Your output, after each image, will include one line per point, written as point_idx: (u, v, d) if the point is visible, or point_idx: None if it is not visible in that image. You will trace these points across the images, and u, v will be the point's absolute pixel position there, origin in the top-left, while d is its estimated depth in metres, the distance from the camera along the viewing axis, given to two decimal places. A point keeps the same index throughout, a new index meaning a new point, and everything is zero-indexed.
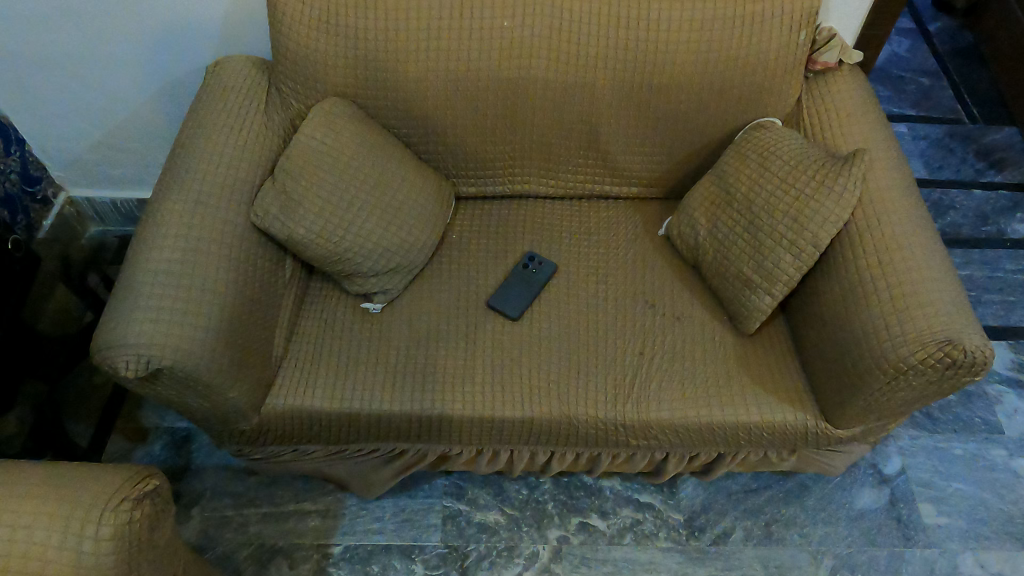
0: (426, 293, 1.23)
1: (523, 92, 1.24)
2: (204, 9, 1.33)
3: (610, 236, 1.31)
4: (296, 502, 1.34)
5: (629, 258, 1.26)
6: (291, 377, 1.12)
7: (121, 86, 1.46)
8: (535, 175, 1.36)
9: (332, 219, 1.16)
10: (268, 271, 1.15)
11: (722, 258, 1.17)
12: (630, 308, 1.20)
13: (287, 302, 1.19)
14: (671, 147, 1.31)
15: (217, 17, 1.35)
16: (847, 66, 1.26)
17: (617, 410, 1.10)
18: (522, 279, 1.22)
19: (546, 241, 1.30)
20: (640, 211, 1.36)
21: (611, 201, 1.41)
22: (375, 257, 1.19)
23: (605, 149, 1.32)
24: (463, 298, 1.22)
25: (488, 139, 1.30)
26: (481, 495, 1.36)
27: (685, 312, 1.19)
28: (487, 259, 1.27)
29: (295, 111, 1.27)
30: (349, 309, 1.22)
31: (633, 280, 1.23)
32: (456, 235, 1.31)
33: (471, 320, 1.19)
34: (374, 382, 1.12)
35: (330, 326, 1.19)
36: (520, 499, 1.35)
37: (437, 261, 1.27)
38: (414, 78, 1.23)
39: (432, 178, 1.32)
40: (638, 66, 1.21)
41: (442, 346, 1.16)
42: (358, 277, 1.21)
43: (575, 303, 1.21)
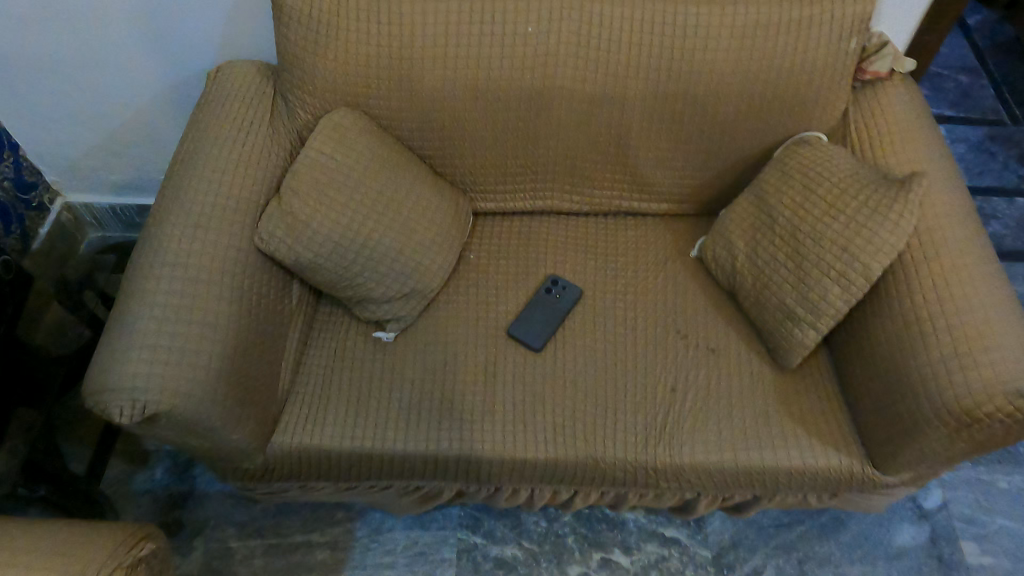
0: (442, 320, 1.15)
1: (546, 102, 1.16)
2: (206, 9, 1.25)
3: (639, 257, 1.22)
4: (303, 534, 1.28)
5: (659, 283, 1.18)
6: (299, 412, 1.06)
7: (117, 87, 1.37)
8: (559, 191, 1.27)
9: (342, 242, 1.09)
10: (272, 298, 1.07)
11: (763, 287, 1.08)
12: (661, 339, 1.11)
13: (293, 331, 1.11)
14: (705, 161, 1.22)
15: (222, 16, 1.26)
16: (898, 75, 1.17)
17: (647, 452, 1.02)
18: (544, 306, 1.14)
19: (570, 263, 1.21)
20: (671, 230, 1.27)
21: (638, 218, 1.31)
22: (386, 282, 1.12)
23: (634, 163, 1.23)
24: (480, 326, 1.14)
25: (508, 152, 1.22)
26: (497, 528, 1.29)
27: (721, 344, 1.11)
28: (507, 282, 1.19)
29: (303, 122, 1.18)
30: (359, 337, 1.13)
31: (664, 307, 1.15)
32: (474, 255, 1.23)
33: (490, 350, 1.11)
34: (386, 418, 1.05)
35: (339, 356, 1.11)
36: (537, 533, 1.28)
37: (453, 284, 1.19)
38: (430, 87, 1.14)
39: (448, 194, 1.23)
40: (672, 76, 1.12)
41: (459, 380, 1.08)
42: (369, 303, 1.13)
43: (601, 332, 1.13)
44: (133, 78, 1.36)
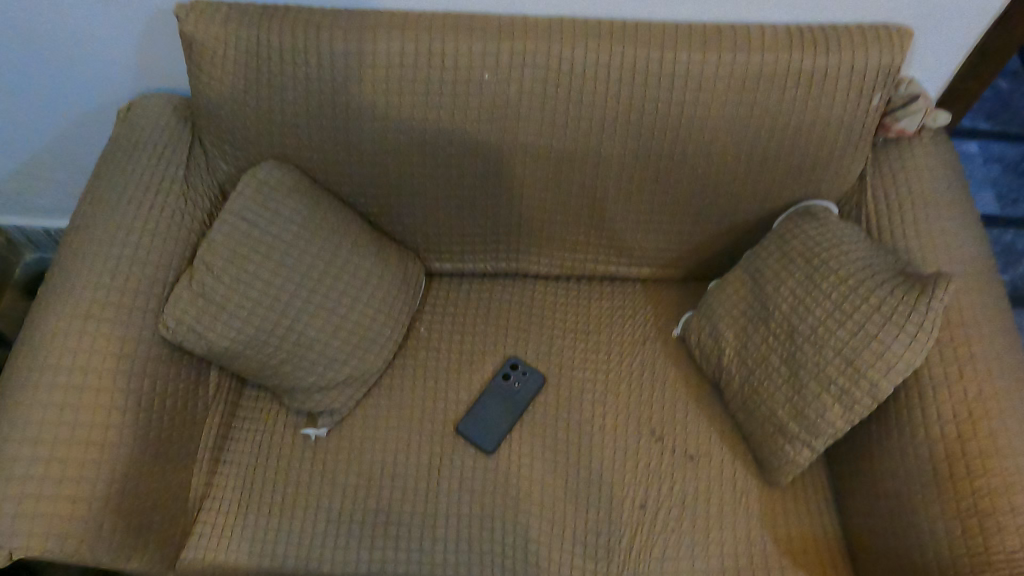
0: (384, 410, 1.00)
1: (507, 158, 0.98)
2: (107, 53, 1.03)
3: (613, 334, 1.07)
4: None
5: (634, 369, 1.03)
6: (214, 522, 0.93)
7: (16, 127, 1.17)
8: (525, 252, 1.10)
9: (265, 328, 0.94)
10: (181, 392, 0.93)
11: (752, 390, 0.93)
12: (632, 442, 0.97)
13: (210, 425, 0.97)
14: (693, 225, 1.05)
15: (120, 43, 1.01)
16: (928, 132, 0.98)
17: None
18: (500, 398, 1.00)
19: (533, 340, 1.06)
20: (652, 300, 1.11)
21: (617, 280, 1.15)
22: (318, 370, 0.97)
23: (611, 225, 1.06)
24: (427, 419, 1.00)
25: (465, 211, 1.05)
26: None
27: (700, 450, 0.96)
28: (461, 364, 1.04)
29: (223, 174, 1.03)
30: (288, 428, 1.00)
31: (638, 401, 1.00)
32: (425, 328, 1.07)
33: (436, 451, 0.97)
34: (312, 533, 0.93)
35: (265, 454, 0.98)
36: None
37: (399, 364, 1.04)
38: (370, 139, 0.96)
39: (396, 256, 1.07)
40: (656, 133, 0.94)
41: (399, 487, 0.95)
42: (298, 392, 0.98)
43: (564, 431, 0.98)
44: (27, 109, 1.14)
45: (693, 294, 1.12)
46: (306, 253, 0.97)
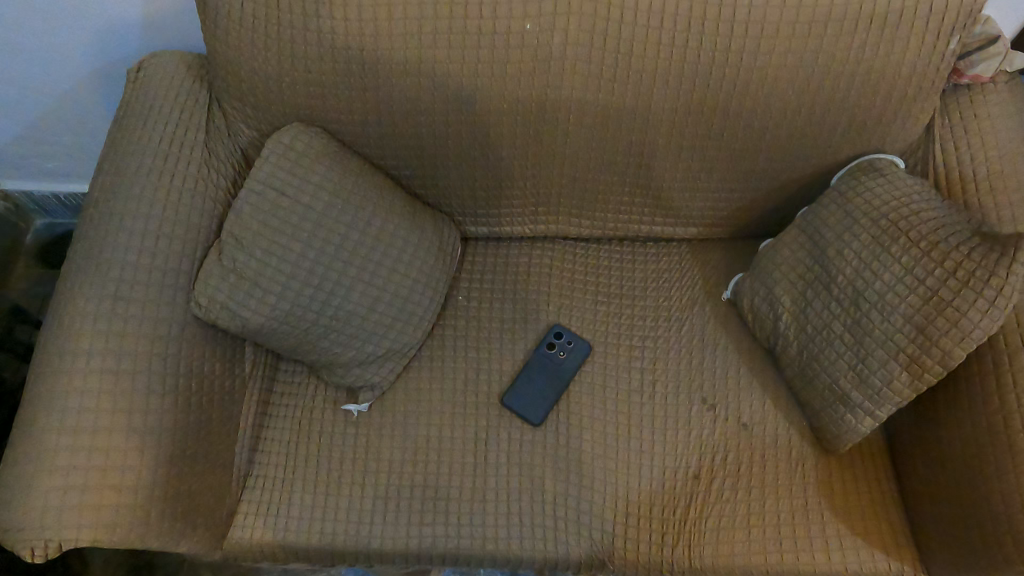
0: (425, 383, 0.97)
1: (549, 115, 0.91)
2: (111, 8, 0.95)
3: (658, 299, 1.02)
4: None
5: (683, 336, 0.99)
6: (258, 501, 0.91)
7: (16, 96, 1.09)
8: (564, 214, 1.05)
9: (302, 303, 0.89)
10: (218, 372, 0.89)
11: (811, 357, 0.89)
12: (685, 412, 0.94)
13: (248, 404, 0.94)
14: (746, 182, 0.99)
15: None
16: (1004, 78, 0.91)
17: (664, 555, 0.88)
18: (546, 369, 0.96)
19: (576, 307, 1.02)
20: (698, 261, 1.06)
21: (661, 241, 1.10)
22: (357, 344, 0.94)
23: (659, 183, 1.00)
24: (471, 392, 0.96)
25: (503, 173, 0.99)
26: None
27: (755, 418, 0.93)
28: (503, 334, 1.00)
29: (246, 139, 0.97)
30: (328, 404, 0.97)
31: (688, 369, 0.97)
32: (464, 296, 1.03)
33: (481, 425, 0.95)
34: (360, 510, 0.91)
35: (305, 431, 0.95)
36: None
37: (438, 334, 1.00)
38: (401, 99, 0.90)
39: (431, 221, 1.01)
40: (711, 85, 0.87)
41: (446, 462, 0.93)
42: (337, 367, 0.95)
43: (613, 401, 0.95)
44: (31, 77, 1.06)
45: (741, 254, 1.08)
46: (340, 223, 0.92)
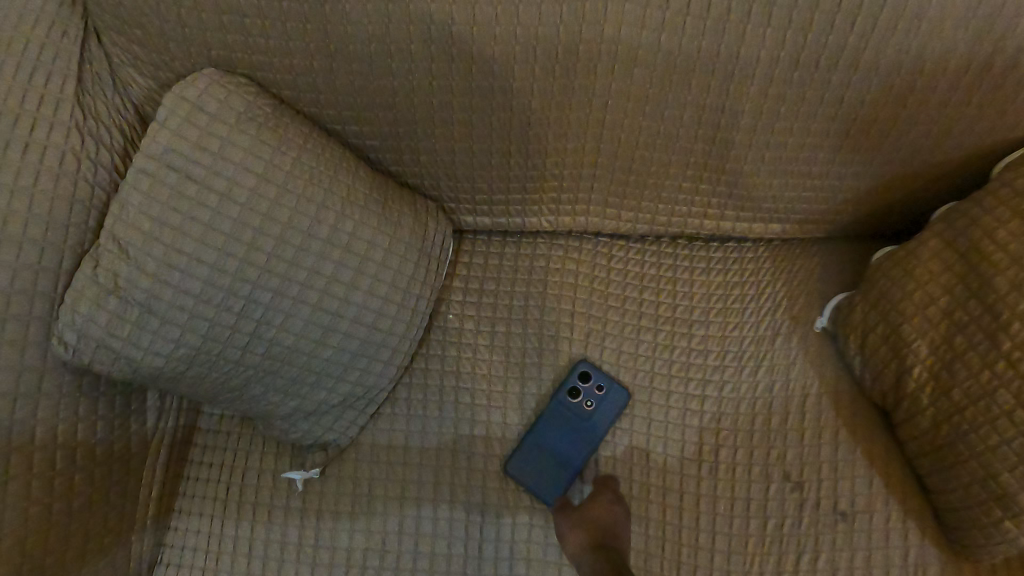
0: (401, 436, 0.71)
1: (584, 62, 0.61)
2: None
3: (727, 326, 0.73)
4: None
5: (760, 381, 0.71)
6: None
7: None
8: (596, 202, 0.74)
9: (218, 336, 0.62)
10: (107, 430, 0.63)
11: (956, 437, 0.60)
12: (758, 491, 0.68)
13: (148, 472, 0.67)
14: (867, 166, 0.67)
15: None
16: None
17: None
18: (567, 425, 0.70)
19: (611, 334, 0.73)
20: (789, 273, 0.75)
21: (739, 245, 0.77)
22: (303, 390, 0.67)
23: (737, 164, 0.69)
24: (464, 453, 0.70)
25: (512, 145, 0.68)
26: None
27: (857, 505, 0.67)
28: (510, 370, 0.73)
29: (140, 92, 0.67)
30: (264, 465, 0.70)
31: (763, 429, 0.70)
32: (456, 315, 0.75)
33: (476, 500, 0.69)
34: None
35: (234, 505, 0.69)
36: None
37: (420, 368, 0.73)
38: (359, 35, 0.59)
39: (410, 213, 0.71)
40: (838, 20, 0.56)
41: (428, 549, 0.68)
42: (275, 418, 0.68)
43: (661, 472, 0.69)
44: None
45: (850, 263, 0.76)
46: (270, 219, 0.62)
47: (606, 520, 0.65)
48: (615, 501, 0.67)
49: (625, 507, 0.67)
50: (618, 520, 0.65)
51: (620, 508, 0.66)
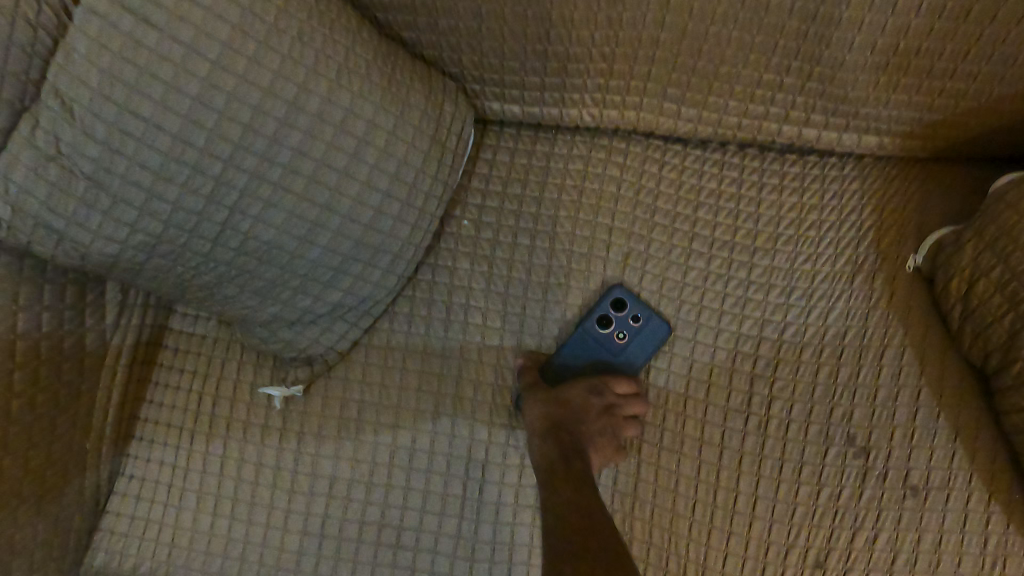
0: (398, 356, 0.61)
1: None
2: None
3: (798, 257, 0.60)
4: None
5: (831, 326, 0.59)
6: (131, 517, 0.60)
7: None
8: (654, 95, 0.60)
9: (183, 224, 0.52)
10: (56, 325, 0.54)
11: None
12: (813, 455, 0.57)
13: (108, 374, 0.58)
14: (1010, 61, 0.52)
15: None
16: None
17: None
18: (592, 355, 0.61)
19: (656, 256, 0.61)
20: (885, 198, 0.61)
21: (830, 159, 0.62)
22: (286, 295, 0.57)
23: (845, 54, 0.53)
24: (471, 380, 0.60)
25: (557, 10, 0.54)
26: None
27: (933, 481, 0.56)
28: (531, 290, 0.61)
29: None
30: (242, 377, 0.61)
31: (828, 382, 0.58)
32: (473, 220, 0.63)
33: (480, 437, 0.60)
34: (287, 547, 0.59)
35: (206, 417, 0.60)
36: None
37: (425, 280, 0.62)
38: None
39: (427, 90, 0.58)
40: None
41: (421, 486, 0.60)
42: (253, 325, 0.59)
43: (700, 423, 0.59)
44: None
45: (960, 191, 0.61)
46: (246, 83, 0.50)
47: (576, 408, 0.55)
48: (596, 393, 0.57)
49: (606, 403, 0.56)
50: (590, 413, 0.56)
51: (600, 403, 0.56)
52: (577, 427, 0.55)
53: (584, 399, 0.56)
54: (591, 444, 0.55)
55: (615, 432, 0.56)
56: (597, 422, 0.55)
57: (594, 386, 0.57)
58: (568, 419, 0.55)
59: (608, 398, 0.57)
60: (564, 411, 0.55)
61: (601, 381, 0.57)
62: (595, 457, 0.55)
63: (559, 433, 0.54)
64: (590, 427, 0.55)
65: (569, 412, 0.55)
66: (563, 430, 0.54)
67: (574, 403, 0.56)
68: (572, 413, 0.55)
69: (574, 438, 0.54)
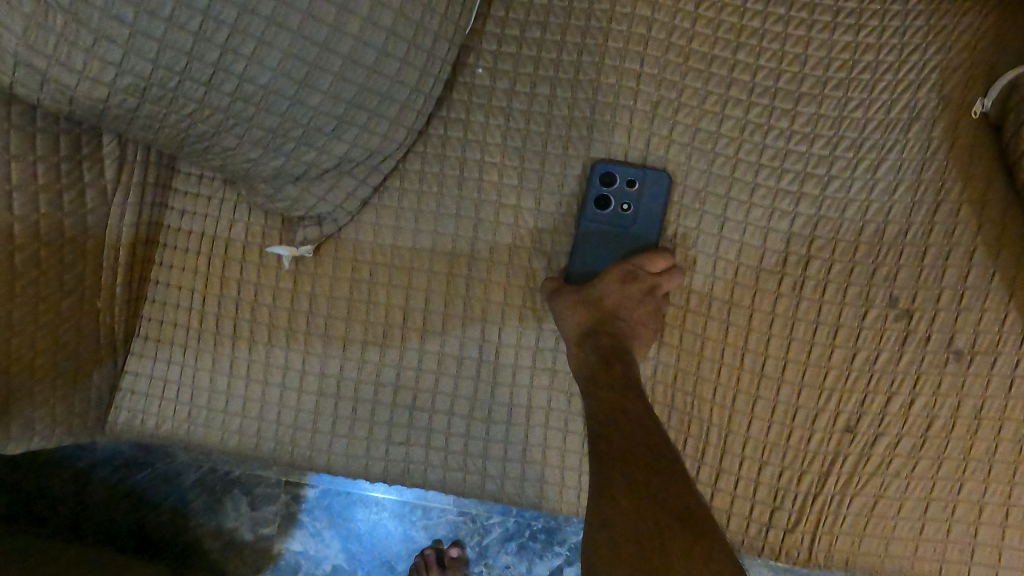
0: (410, 216, 0.58)
1: None
2: None
3: (850, 104, 0.54)
4: (193, 492, 0.82)
5: (881, 179, 0.53)
6: (149, 378, 0.60)
7: None
8: None
9: (171, 65, 0.47)
10: (53, 179, 0.51)
11: None
12: (851, 318, 0.54)
13: (111, 233, 0.56)
14: None
15: None
16: None
17: (769, 525, 0.55)
18: (609, 238, 0.57)
19: (688, 106, 0.55)
20: (954, 35, 0.53)
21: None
22: (290, 148, 0.53)
23: None
24: (486, 241, 0.57)
25: None
26: (496, 520, 0.80)
27: (980, 344, 0.52)
28: (550, 145, 0.57)
29: None
30: (250, 237, 0.59)
31: (872, 241, 0.53)
32: (487, 68, 0.57)
33: (496, 300, 0.57)
34: (304, 406, 0.59)
35: (217, 277, 0.59)
36: (551, 536, 0.79)
37: (437, 135, 0.58)
38: None
39: None
40: None
41: (436, 349, 0.58)
42: (256, 181, 0.56)
43: (730, 285, 0.55)
44: None
45: None
46: None
47: (613, 304, 0.52)
48: (632, 278, 0.53)
49: (645, 286, 0.53)
50: (630, 303, 0.53)
51: (638, 289, 0.53)
52: (617, 324, 0.52)
53: (622, 290, 0.53)
54: (635, 333, 0.53)
55: (655, 314, 0.54)
56: (638, 308, 0.53)
57: (627, 271, 0.53)
58: (607, 317, 0.52)
59: (646, 279, 0.53)
60: (602, 308, 0.52)
61: (632, 265, 0.54)
62: (643, 344, 0.53)
63: (600, 333, 0.51)
64: (631, 316, 0.53)
65: (606, 308, 0.52)
66: (603, 333, 0.51)
67: (610, 296, 0.52)
68: (611, 308, 0.52)
69: (617, 333, 0.52)
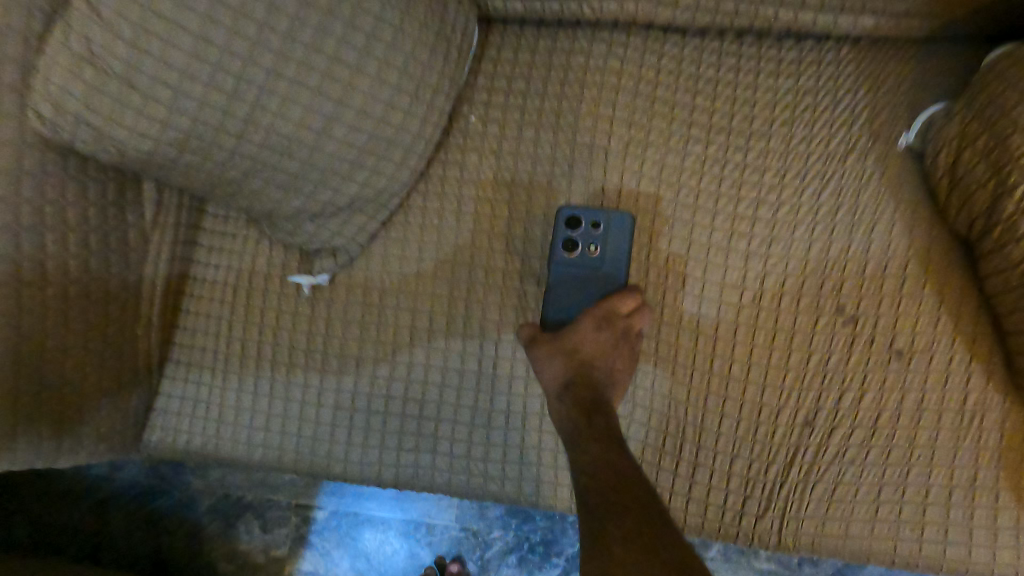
0: (413, 246, 0.66)
1: None
2: None
3: (794, 139, 0.62)
4: (212, 516, 0.87)
5: (823, 202, 0.62)
6: (181, 398, 0.67)
7: None
8: None
9: (209, 121, 0.54)
10: (102, 221, 0.58)
11: None
12: (803, 324, 0.61)
13: (150, 267, 0.63)
14: None
15: None
16: None
17: (742, 511, 0.62)
18: (578, 278, 0.62)
19: (655, 144, 0.63)
20: (878, 78, 0.62)
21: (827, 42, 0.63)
22: (308, 188, 0.61)
23: None
24: (481, 267, 0.65)
25: None
26: (496, 535, 0.84)
27: (917, 342, 0.59)
28: (536, 181, 0.65)
29: None
30: (271, 269, 0.66)
31: (818, 257, 0.61)
32: (479, 116, 0.66)
33: (491, 319, 0.64)
34: (321, 419, 0.65)
35: (242, 304, 0.66)
36: (549, 549, 0.83)
37: (436, 174, 0.66)
38: None
39: None
40: None
41: (440, 364, 0.65)
42: (278, 219, 0.63)
43: (697, 299, 0.63)
44: None
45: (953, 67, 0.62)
46: None
47: (591, 352, 0.57)
48: (606, 324, 0.58)
49: (619, 330, 0.58)
50: (606, 350, 0.58)
51: (613, 333, 0.58)
52: (596, 370, 0.56)
53: (598, 338, 0.57)
54: (612, 377, 0.58)
55: (628, 355, 0.59)
56: (614, 352, 0.58)
57: (601, 318, 0.58)
58: (588, 365, 0.56)
59: (619, 324, 0.59)
60: (583, 359, 0.56)
61: (606, 309, 0.59)
62: (619, 384, 0.58)
63: (582, 381, 0.55)
64: (608, 360, 0.58)
65: (584, 357, 0.57)
66: (584, 383, 0.55)
67: (587, 345, 0.57)
68: (590, 357, 0.57)
69: (596, 379, 0.56)
